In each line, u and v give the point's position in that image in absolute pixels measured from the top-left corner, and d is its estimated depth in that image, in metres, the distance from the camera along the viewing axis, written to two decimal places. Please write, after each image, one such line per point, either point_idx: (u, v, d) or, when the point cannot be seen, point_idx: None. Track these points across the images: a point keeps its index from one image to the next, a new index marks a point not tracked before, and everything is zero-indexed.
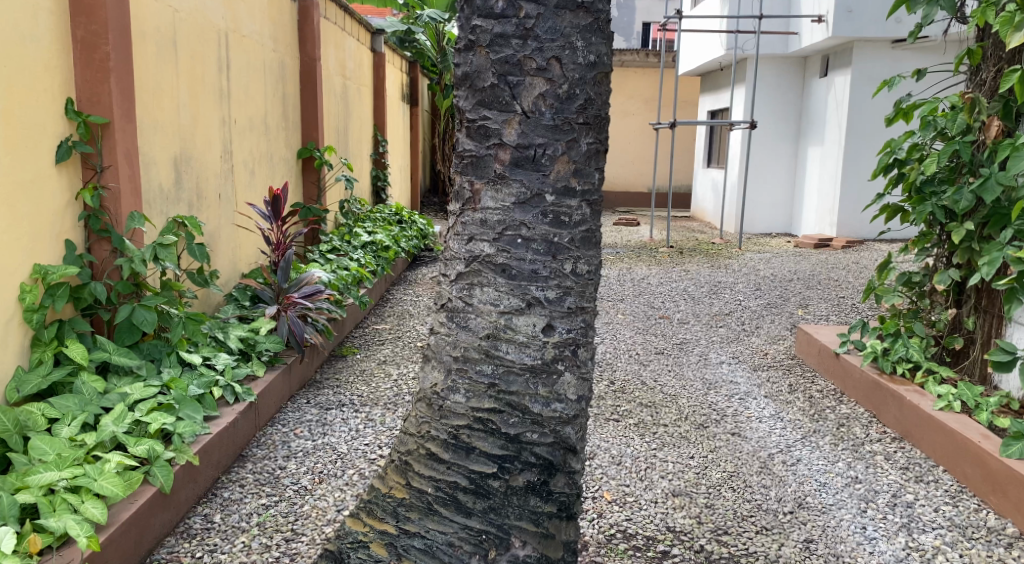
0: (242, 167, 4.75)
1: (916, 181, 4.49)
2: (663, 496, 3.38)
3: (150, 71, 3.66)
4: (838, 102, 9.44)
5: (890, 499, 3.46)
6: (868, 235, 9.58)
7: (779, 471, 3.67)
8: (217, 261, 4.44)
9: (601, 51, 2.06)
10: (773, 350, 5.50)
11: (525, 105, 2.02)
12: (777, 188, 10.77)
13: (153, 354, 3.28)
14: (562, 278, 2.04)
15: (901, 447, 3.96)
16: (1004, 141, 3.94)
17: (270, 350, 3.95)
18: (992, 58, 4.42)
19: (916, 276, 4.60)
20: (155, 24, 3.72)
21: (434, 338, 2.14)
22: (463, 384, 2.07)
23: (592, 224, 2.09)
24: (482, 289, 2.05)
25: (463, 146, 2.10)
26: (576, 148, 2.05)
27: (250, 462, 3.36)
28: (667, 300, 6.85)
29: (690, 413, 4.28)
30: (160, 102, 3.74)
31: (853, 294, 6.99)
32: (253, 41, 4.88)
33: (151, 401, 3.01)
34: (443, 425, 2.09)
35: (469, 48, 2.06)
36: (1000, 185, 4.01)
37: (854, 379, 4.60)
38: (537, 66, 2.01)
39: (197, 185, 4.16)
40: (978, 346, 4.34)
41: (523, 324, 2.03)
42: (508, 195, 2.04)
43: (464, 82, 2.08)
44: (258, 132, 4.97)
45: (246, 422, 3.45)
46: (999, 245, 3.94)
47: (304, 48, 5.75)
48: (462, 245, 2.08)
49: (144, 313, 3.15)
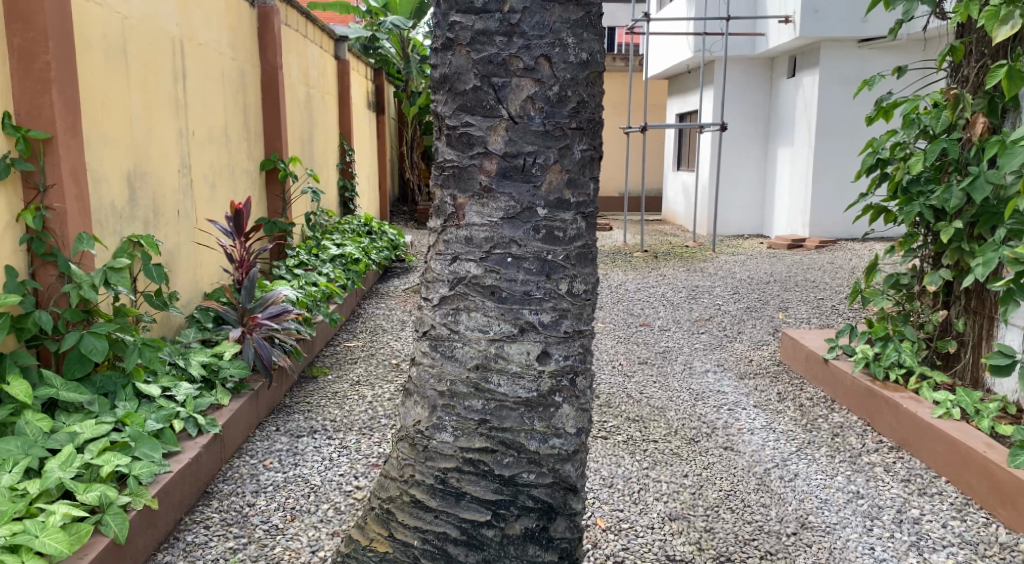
0: (202, 181, 4.50)
1: (902, 181, 4.34)
2: (659, 521, 3.19)
3: (99, 81, 3.42)
4: (807, 103, 9.35)
5: (895, 515, 3.30)
6: (842, 235, 9.50)
7: (777, 488, 3.49)
8: (178, 282, 4.18)
9: (593, 48, 1.86)
10: (757, 357, 5.34)
11: (512, 109, 1.82)
12: (749, 189, 10.68)
13: (107, 388, 3.04)
14: (558, 300, 1.85)
15: (900, 457, 3.81)
16: (992, 138, 3.81)
17: (235, 376, 3.70)
18: (976, 54, 4.26)
19: (905, 278, 4.47)
20: (104, 31, 3.48)
21: (415, 370, 1.93)
22: (449, 422, 1.87)
23: (588, 238, 1.89)
24: (468, 314, 1.85)
25: (443, 156, 1.90)
26: (570, 155, 1.85)
27: (216, 500, 3.11)
28: (646, 307, 6.67)
29: (680, 428, 4.10)
30: (110, 114, 3.50)
31: (832, 295, 6.87)
32: (211, 49, 4.64)
33: (102, 441, 2.75)
34: (429, 469, 1.89)
35: (448, 48, 1.86)
36: (989, 185, 3.90)
37: (845, 386, 4.44)
38: (524, 65, 1.81)
39: (153, 201, 3.91)
40: (971, 349, 4.21)
41: (516, 353, 1.83)
42: (495, 210, 1.84)
43: (442, 85, 1.88)
44: (218, 144, 4.73)
45: (210, 455, 3.21)
46: (995, 245, 3.79)
47: (265, 56, 5.50)
48: (445, 265, 1.88)
49: (93, 341, 2.90)
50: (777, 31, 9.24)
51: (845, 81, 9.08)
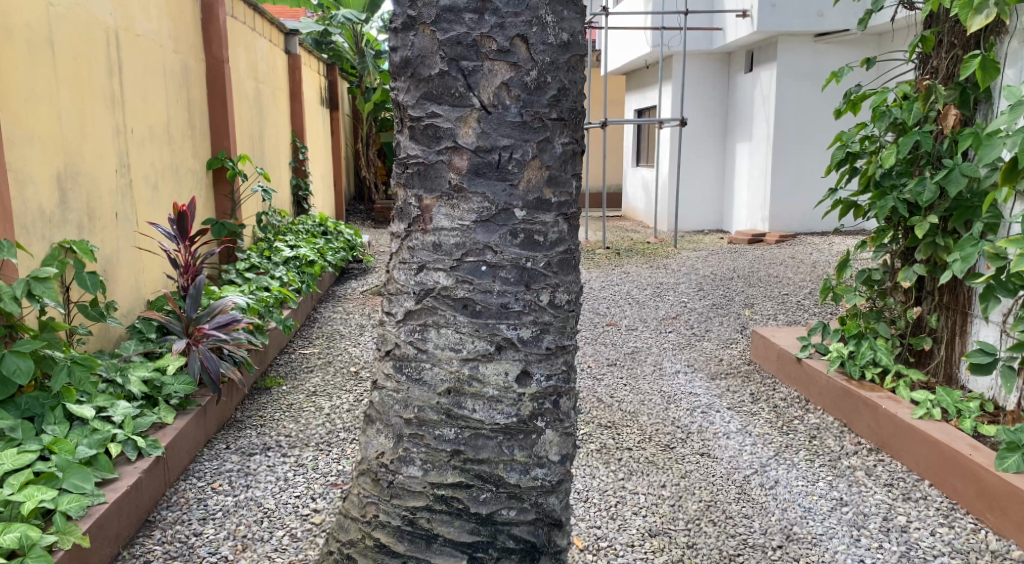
0: (142, 181, 4.21)
1: (873, 175, 4.10)
2: (639, 537, 3.02)
3: (17, 72, 3.15)
4: (766, 97, 9.25)
5: (882, 524, 3.16)
6: (803, 229, 9.42)
7: (759, 497, 3.34)
8: (117, 290, 3.89)
9: (574, 29, 1.72)
10: (727, 355, 5.21)
11: (484, 97, 1.67)
12: (708, 184, 10.58)
13: (32, 411, 2.82)
14: (538, 313, 1.71)
15: (880, 460, 3.67)
16: (966, 130, 3.63)
17: (179, 393, 3.44)
18: (946, 44, 4.00)
19: (876, 274, 4.26)
20: (22, 19, 3.20)
21: (378, 394, 1.80)
22: (418, 454, 1.74)
23: (571, 243, 1.76)
24: (438, 331, 1.72)
25: (406, 151, 1.74)
26: (550, 149, 1.71)
27: (159, 530, 2.87)
28: (612, 306, 6.50)
29: (654, 433, 3.93)
30: (32, 109, 3.23)
31: (796, 290, 6.77)
32: (149, 40, 4.35)
33: (24, 473, 2.53)
34: (395, 508, 1.76)
35: (410, 27, 1.70)
36: (965, 177, 3.68)
37: (818, 386, 4.29)
38: (498, 47, 1.66)
39: (88, 203, 3.64)
40: (945, 345, 4.06)
41: (493, 374, 1.70)
42: (466, 212, 1.69)
43: (404, 70, 1.72)
44: (159, 141, 4.44)
45: (152, 480, 2.96)
46: (973, 240, 3.61)
47: (209, 49, 5.22)
48: (411, 276, 1.74)
49: (15, 361, 2.68)
50: (734, 25, 9.16)
51: (801, 75, 9.01)
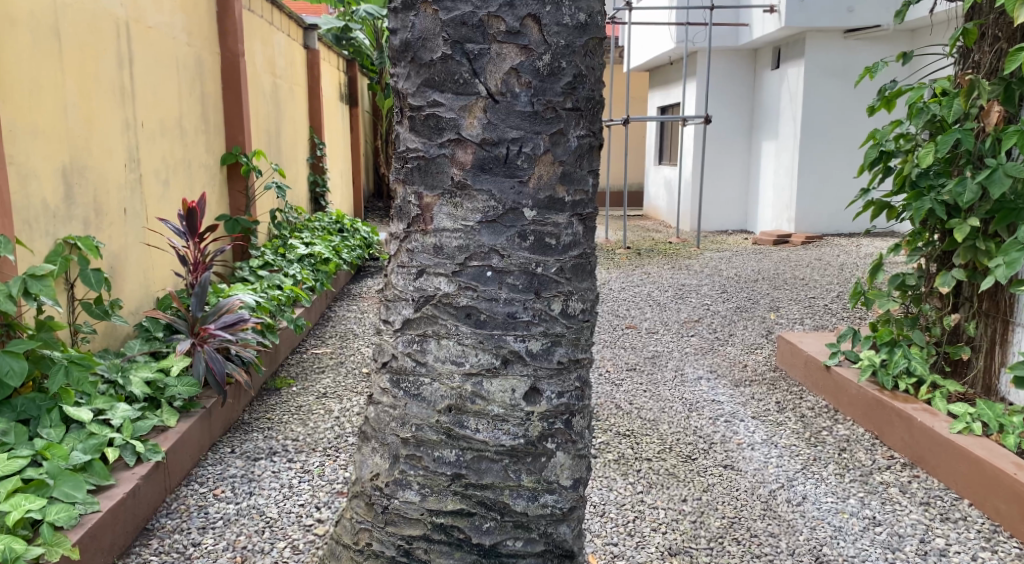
0: (153, 175, 4.10)
1: (909, 175, 3.91)
2: (658, 556, 2.86)
3: (20, 64, 3.04)
4: (793, 95, 9.03)
5: (918, 546, 2.99)
6: (830, 230, 9.20)
7: (785, 514, 3.17)
8: (125, 288, 3.79)
9: (592, 9, 1.57)
10: (751, 361, 5.03)
11: (490, 84, 1.54)
12: (733, 183, 10.37)
13: (28, 413, 2.71)
14: (549, 323, 1.58)
15: (915, 477, 3.48)
16: (1010, 127, 3.41)
17: (182, 395, 3.32)
18: (989, 38, 3.81)
19: (911, 279, 4.07)
20: (26, 9, 3.09)
21: (373, 410, 1.67)
22: (415, 478, 1.61)
23: (585, 247, 1.62)
24: (438, 342, 1.59)
25: (407, 144, 1.61)
26: (564, 143, 1.57)
27: (156, 539, 2.75)
28: (632, 308, 6.33)
29: (674, 443, 3.76)
30: (36, 102, 3.12)
31: (823, 294, 6.57)
32: (162, 32, 4.24)
33: (12, 481, 2.44)
34: (390, 537, 1.64)
35: (410, 7, 1.56)
36: (1009, 177, 3.46)
37: (848, 395, 4.10)
38: (507, 28, 1.53)
39: (95, 198, 3.53)
40: (983, 354, 3.83)
41: (498, 391, 1.57)
42: (470, 212, 1.56)
43: (404, 54, 1.59)
44: (171, 135, 4.33)
45: (151, 487, 2.84)
46: (1019, 244, 3.38)
47: (224, 41, 5.10)
48: (410, 282, 1.61)
49: (8, 361, 2.56)
50: (761, 21, 8.95)
51: (830, 72, 8.79)
